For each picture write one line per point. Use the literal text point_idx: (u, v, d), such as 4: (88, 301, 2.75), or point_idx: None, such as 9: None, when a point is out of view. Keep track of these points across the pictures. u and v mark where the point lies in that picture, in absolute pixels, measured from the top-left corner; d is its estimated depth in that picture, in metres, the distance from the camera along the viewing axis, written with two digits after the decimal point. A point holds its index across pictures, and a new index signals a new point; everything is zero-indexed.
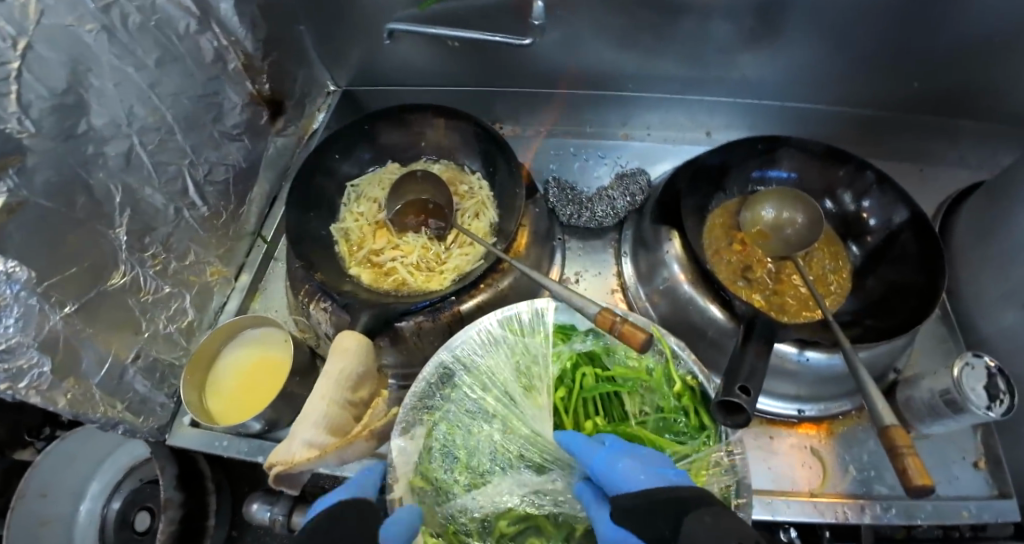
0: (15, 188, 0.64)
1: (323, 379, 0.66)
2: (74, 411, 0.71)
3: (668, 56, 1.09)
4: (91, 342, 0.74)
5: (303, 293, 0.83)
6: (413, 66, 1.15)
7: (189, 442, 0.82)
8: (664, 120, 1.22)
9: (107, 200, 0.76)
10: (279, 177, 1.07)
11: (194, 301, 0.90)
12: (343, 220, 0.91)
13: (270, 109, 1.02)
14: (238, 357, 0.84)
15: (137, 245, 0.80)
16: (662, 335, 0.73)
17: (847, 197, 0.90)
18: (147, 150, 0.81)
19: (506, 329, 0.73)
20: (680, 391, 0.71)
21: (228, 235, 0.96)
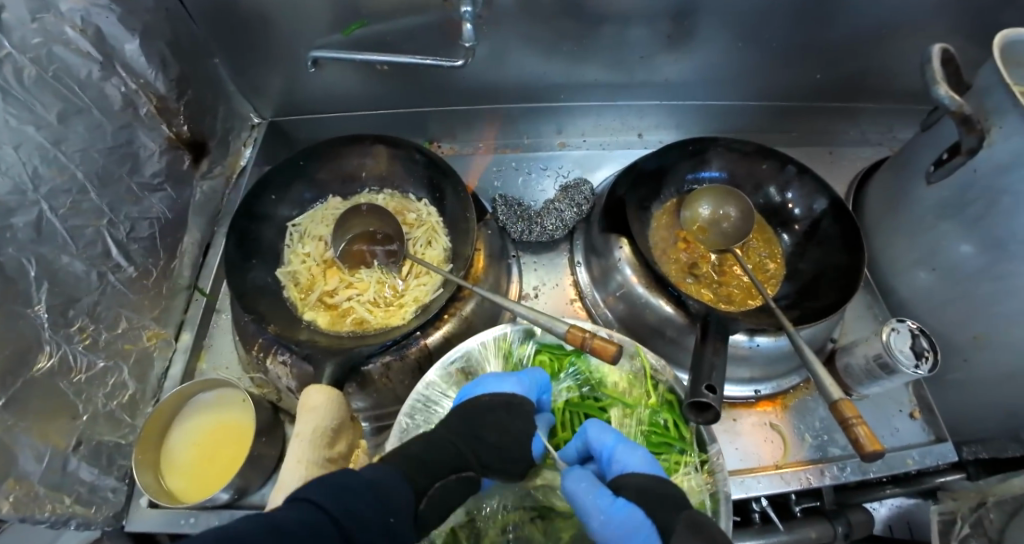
0: None
1: (296, 441, 0.63)
2: (20, 514, 0.66)
3: (593, 64, 1.12)
4: (23, 438, 0.67)
5: (258, 347, 0.79)
6: (342, 93, 1.12)
7: (151, 525, 0.76)
8: (596, 125, 1.25)
9: (21, 275, 0.70)
10: (211, 223, 1.01)
11: (134, 372, 0.83)
12: (289, 263, 0.87)
13: (192, 151, 0.96)
14: (193, 426, 0.79)
15: (61, 321, 0.73)
16: (642, 350, 0.76)
17: (773, 190, 0.96)
18: (59, 215, 0.74)
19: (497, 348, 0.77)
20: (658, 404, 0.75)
21: (163, 293, 0.89)
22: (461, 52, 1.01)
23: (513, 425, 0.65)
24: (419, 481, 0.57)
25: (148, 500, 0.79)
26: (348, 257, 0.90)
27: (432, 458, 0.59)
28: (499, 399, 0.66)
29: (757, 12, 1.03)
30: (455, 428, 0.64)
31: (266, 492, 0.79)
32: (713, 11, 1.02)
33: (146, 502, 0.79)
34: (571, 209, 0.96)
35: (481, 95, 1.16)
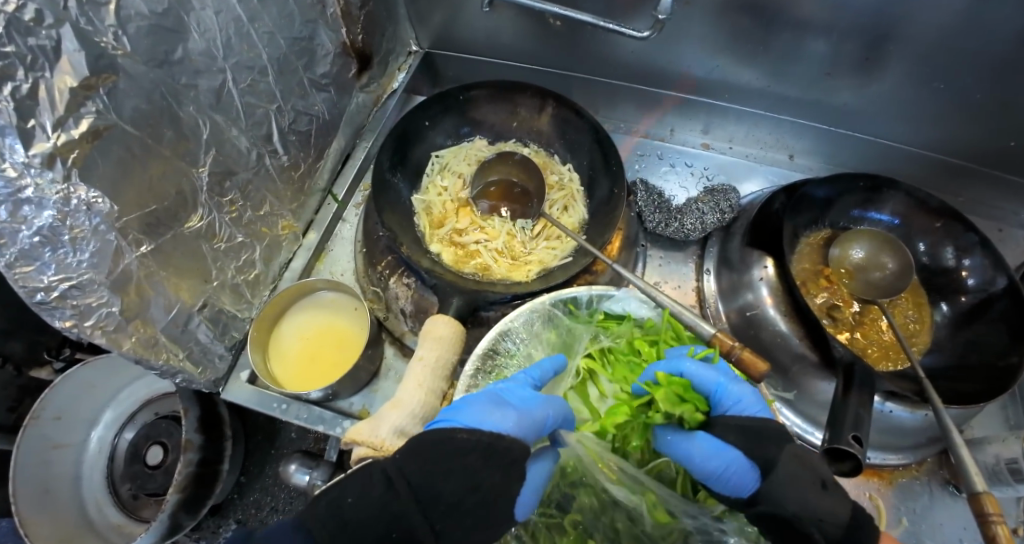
0: (104, 110, 0.60)
1: (418, 366, 0.62)
2: (137, 356, 0.68)
3: (770, 71, 1.04)
4: (161, 285, 0.70)
5: (384, 264, 0.80)
6: (506, 40, 1.10)
7: (246, 400, 0.80)
8: (748, 135, 1.17)
9: (194, 136, 0.71)
10: (355, 135, 1.02)
11: (263, 254, 0.86)
12: (425, 192, 0.87)
13: (358, 62, 0.97)
14: (303, 322, 0.82)
15: (217, 189, 0.76)
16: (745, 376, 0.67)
17: (948, 251, 0.87)
18: (238, 89, 0.76)
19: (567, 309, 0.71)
20: None
21: (303, 189, 0.91)
22: (646, 23, 0.97)
23: (481, 474, 0.49)
24: None
25: (248, 376, 0.82)
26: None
27: (358, 521, 0.45)
28: (475, 439, 0.50)
29: (978, 57, 0.92)
30: (407, 480, 0.48)
31: (354, 402, 0.80)
32: (930, 44, 0.92)
33: (245, 376, 0.82)
34: (714, 214, 0.90)
35: (640, 75, 1.12)
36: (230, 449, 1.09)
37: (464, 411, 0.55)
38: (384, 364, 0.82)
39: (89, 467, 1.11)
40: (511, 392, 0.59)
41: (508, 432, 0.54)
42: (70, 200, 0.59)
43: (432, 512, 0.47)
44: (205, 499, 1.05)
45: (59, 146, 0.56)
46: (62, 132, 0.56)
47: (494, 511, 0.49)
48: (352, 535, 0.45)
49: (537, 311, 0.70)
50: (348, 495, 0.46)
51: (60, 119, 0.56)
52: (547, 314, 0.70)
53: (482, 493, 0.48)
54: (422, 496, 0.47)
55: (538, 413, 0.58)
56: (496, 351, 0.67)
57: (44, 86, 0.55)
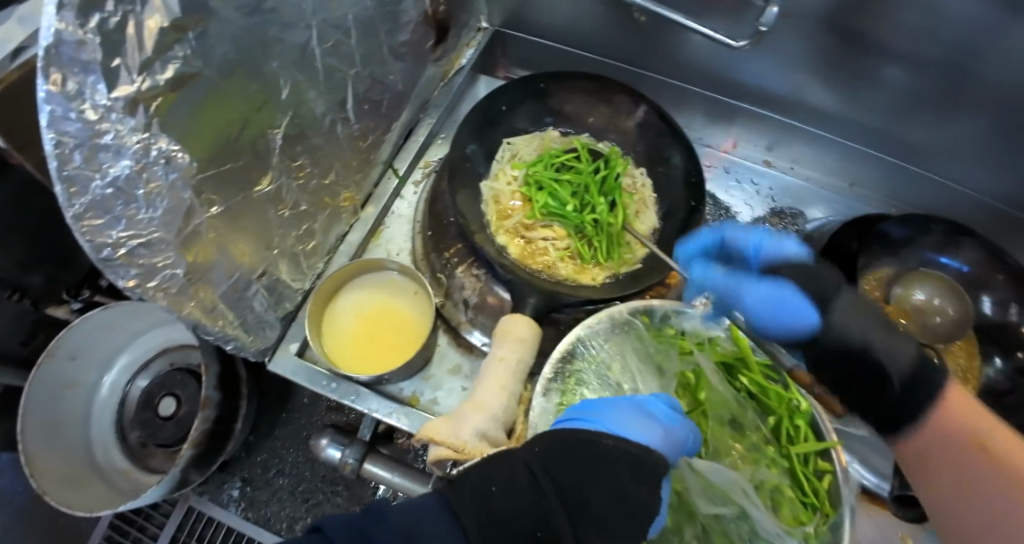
0: (191, 56, 0.56)
1: (497, 365, 0.60)
2: (195, 321, 0.65)
3: (851, 96, 1.02)
4: (226, 249, 0.67)
5: (453, 251, 0.77)
6: (583, 28, 1.06)
7: (293, 374, 0.77)
8: (813, 157, 1.14)
9: (275, 94, 0.67)
10: (421, 108, 0.98)
11: (323, 224, 0.82)
12: (494, 179, 0.83)
13: (436, 33, 0.92)
14: (360, 299, 0.79)
15: (289, 152, 0.72)
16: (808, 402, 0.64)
17: (1014, 307, 0.85)
18: (321, 49, 0.72)
19: (640, 319, 0.68)
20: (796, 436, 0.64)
21: (367, 160, 0.87)
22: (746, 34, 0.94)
23: (628, 487, 0.47)
24: None
25: (297, 348, 0.80)
26: (531, 182, 0.82)
27: (507, 515, 0.44)
28: (622, 449, 0.50)
29: None
30: (552, 479, 0.47)
31: (404, 388, 0.78)
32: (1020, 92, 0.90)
33: (294, 348, 0.80)
34: None
35: (713, 82, 1.08)
36: (244, 408, 1.07)
37: (610, 416, 0.56)
38: (438, 353, 0.80)
39: (99, 409, 1.08)
40: (651, 406, 0.59)
41: (656, 446, 0.54)
42: (150, 152, 0.55)
43: (576, 518, 0.46)
44: (215, 457, 1.03)
45: (143, 91, 0.52)
46: (147, 77, 0.52)
47: (639, 528, 0.47)
48: (499, 529, 0.44)
49: (613, 320, 0.67)
50: (494, 484, 0.46)
51: (147, 61, 0.52)
52: (622, 325, 0.67)
53: (629, 507, 0.47)
54: (568, 499, 0.46)
55: (678, 431, 0.58)
56: (571, 357, 0.64)
57: (134, 22, 0.49)
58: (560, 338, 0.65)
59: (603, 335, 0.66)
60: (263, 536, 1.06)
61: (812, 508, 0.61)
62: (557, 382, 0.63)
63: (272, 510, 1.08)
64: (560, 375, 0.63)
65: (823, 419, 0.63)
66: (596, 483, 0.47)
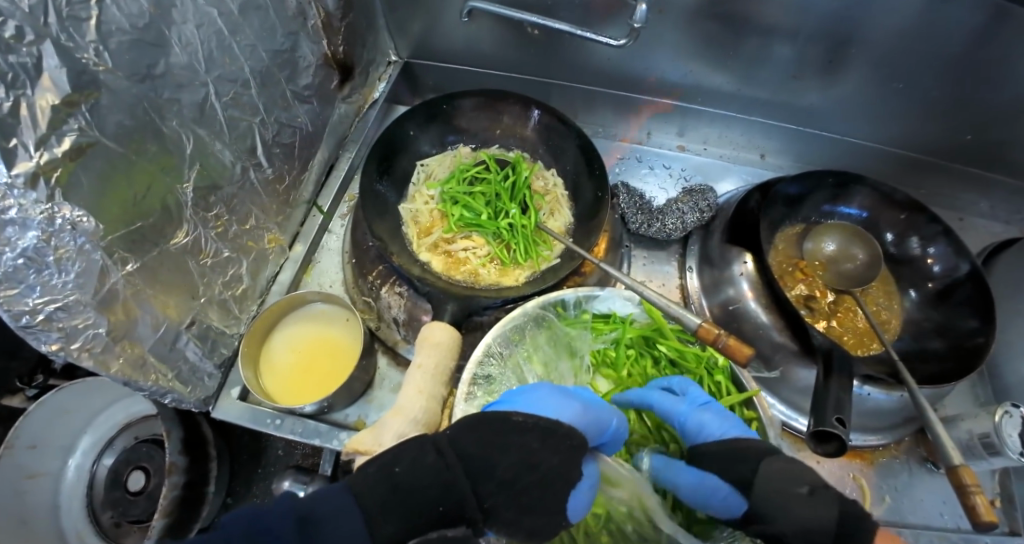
0: (86, 127, 0.59)
1: (417, 372, 0.62)
2: (125, 378, 0.66)
3: (742, 77, 1.08)
4: (148, 303, 0.69)
5: (375, 274, 0.80)
6: (484, 49, 1.11)
7: (238, 418, 0.79)
8: (721, 136, 1.20)
9: (178, 150, 0.71)
10: (338, 145, 1.01)
11: (250, 268, 0.85)
12: (411, 201, 0.88)
13: (340, 73, 0.97)
14: (294, 334, 0.81)
15: (202, 204, 0.75)
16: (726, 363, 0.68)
17: (913, 241, 0.92)
18: (221, 102, 0.75)
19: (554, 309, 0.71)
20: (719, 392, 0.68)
21: (288, 202, 0.91)
22: (622, 31, 1.00)
23: (537, 456, 0.51)
24: (385, 528, 0.48)
25: (239, 393, 0.81)
26: (445, 199, 0.86)
27: (409, 488, 0.48)
28: (531, 422, 0.52)
29: (932, 57, 0.97)
30: (458, 453, 0.50)
31: (350, 413, 0.80)
32: (886, 47, 0.97)
33: (236, 393, 0.81)
34: (694, 214, 0.92)
35: (617, 79, 1.14)
36: (216, 470, 1.06)
37: (526, 396, 0.57)
38: (378, 374, 0.82)
39: (67, 494, 1.07)
40: (571, 389, 0.61)
41: (570, 421, 0.55)
42: (55, 221, 0.57)
43: (483, 488, 0.50)
44: (190, 526, 1.01)
45: (43, 165, 0.55)
46: (44, 151, 0.55)
47: (551, 497, 0.51)
48: (403, 501, 0.48)
49: (526, 314, 0.70)
50: (399, 464, 0.49)
51: (42, 137, 0.55)
52: (537, 318, 0.71)
53: (540, 472, 0.51)
54: (474, 472, 0.50)
55: (601, 413, 0.60)
56: (492, 354, 0.67)
57: (26, 104, 0.54)
58: (479, 338, 0.68)
59: (520, 328, 0.70)
60: None
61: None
62: (482, 381, 0.65)
63: None
64: (483, 372, 0.66)
65: (742, 372, 0.68)
66: (502, 455, 0.50)
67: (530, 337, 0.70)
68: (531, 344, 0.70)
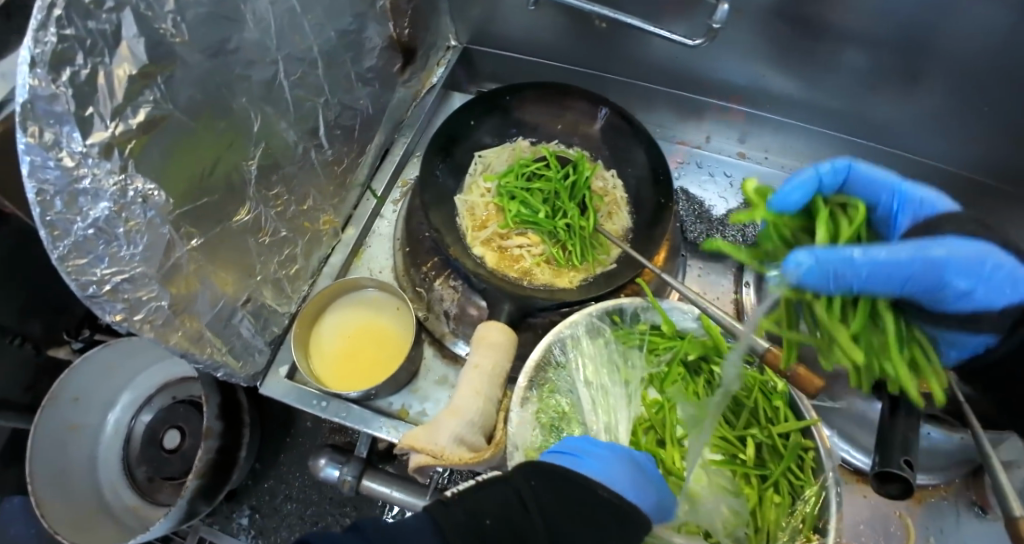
0: (160, 100, 0.59)
1: (473, 373, 0.61)
2: (183, 350, 0.67)
3: (812, 82, 1.03)
4: (208, 278, 0.69)
5: (430, 265, 0.79)
6: (546, 39, 1.09)
7: (284, 396, 0.79)
8: (784, 145, 1.15)
9: (245, 127, 0.70)
10: (394, 129, 1.00)
11: (304, 248, 0.85)
12: (467, 192, 0.87)
13: (403, 56, 0.95)
14: (344, 319, 0.81)
15: (264, 183, 0.75)
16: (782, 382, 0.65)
17: None
18: (289, 81, 0.75)
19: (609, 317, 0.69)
20: (773, 418, 0.65)
21: (344, 184, 0.90)
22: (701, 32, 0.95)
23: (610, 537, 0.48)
24: None
25: (287, 371, 0.81)
26: (502, 192, 0.85)
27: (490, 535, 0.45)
28: (614, 499, 0.50)
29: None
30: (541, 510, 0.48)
31: (394, 402, 0.80)
32: (966, 65, 0.90)
33: (284, 371, 0.82)
34: None
35: (680, 77, 1.10)
36: (248, 436, 1.08)
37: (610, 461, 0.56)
38: (424, 365, 0.82)
39: (105, 447, 1.11)
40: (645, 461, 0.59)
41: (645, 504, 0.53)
42: (127, 192, 0.58)
43: None
44: (220, 489, 1.04)
45: (117, 135, 0.55)
46: (120, 121, 0.55)
47: None
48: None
49: (582, 322, 0.68)
50: (486, 512, 0.46)
51: (119, 107, 0.55)
52: (595, 329, 0.69)
53: None
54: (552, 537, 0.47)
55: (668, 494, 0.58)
56: (549, 361, 0.66)
57: (103, 72, 0.52)
58: (536, 342, 0.66)
59: (575, 337, 0.67)
60: None
61: (799, 485, 0.62)
62: (534, 389, 0.64)
63: (283, 536, 1.10)
64: (538, 377, 0.64)
65: (802, 399, 0.64)
66: (580, 529, 0.47)
67: (583, 347, 0.68)
68: (586, 354, 0.68)
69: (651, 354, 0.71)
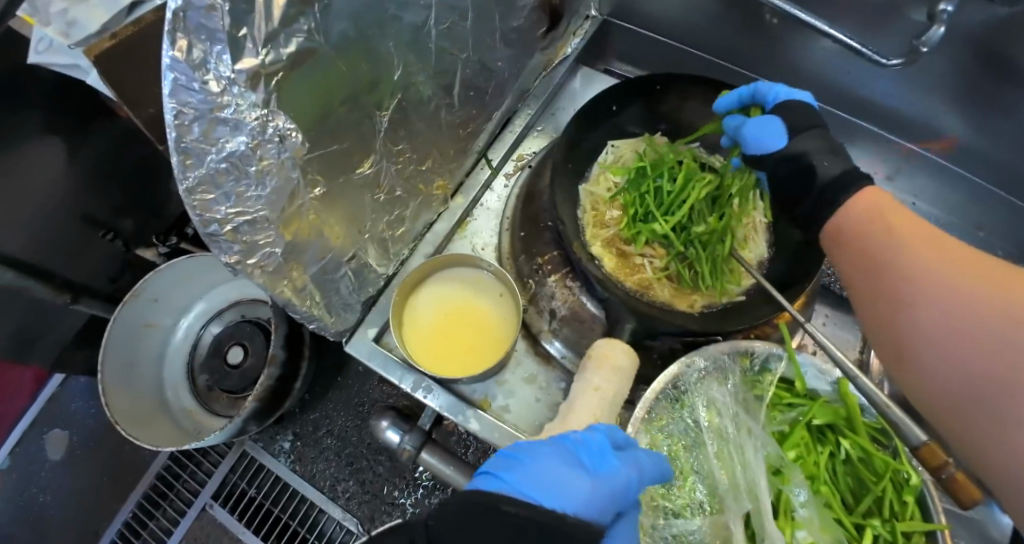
0: (314, 33, 0.53)
1: (594, 396, 0.57)
2: (286, 299, 0.64)
3: (992, 129, 0.87)
4: (322, 230, 0.65)
5: (546, 258, 0.75)
6: (701, 25, 0.98)
7: (370, 360, 0.76)
8: (939, 194, 0.99)
9: (387, 75, 0.65)
10: (521, 97, 0.93)
11: (414, 211, 0.80)
12: (594, 183, 0.80)
13: (550, 19, 0.87)
14: (444, 292, 0.77)
15: (392, 137, 0.70)
16: (918, 473, 0.58)
17: None
18: (437, 30, 0.68)
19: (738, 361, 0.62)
20: (900, 512, 0.58)
21: (464, 149, 0.84)
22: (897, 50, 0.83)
23: None
24: None
25: (375, 334, 0.78)
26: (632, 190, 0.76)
27: None
28: (531, 518, 0.43)
29: None
30: None
31: (476, 389, 0.75)
32: None
33: (373, 334, 0.78)
34: None
35: (838, 95, 0.96)
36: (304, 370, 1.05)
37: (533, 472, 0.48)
38: (515, 358, 0.77)
39: (173, 352, 1.13)
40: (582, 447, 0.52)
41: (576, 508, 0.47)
42: (266, 129, 0.53)
43: None
44: (272, 413, 1.02)
45: (266, 65, 0.50)
46: (270, 50, 0.50)
47: None
48: None
49: (710, 360, 0.61)
50: None
51: (273, 33, 0.49)
52: (719, 367, 0.62)
53: None
54: None
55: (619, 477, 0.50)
56: (667, 397, 0.60)
57: None
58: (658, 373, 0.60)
59: (699, 379, 0.61)
60: (307, 491, 1.05)
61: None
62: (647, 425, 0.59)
63: (319, 469, 1.06)
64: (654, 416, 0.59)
65: (934, 500, 0.57)
66: None
67: (705, 388, 0.61)
68: (707, 395, 0.61)
69: (774, 409, 0.64)
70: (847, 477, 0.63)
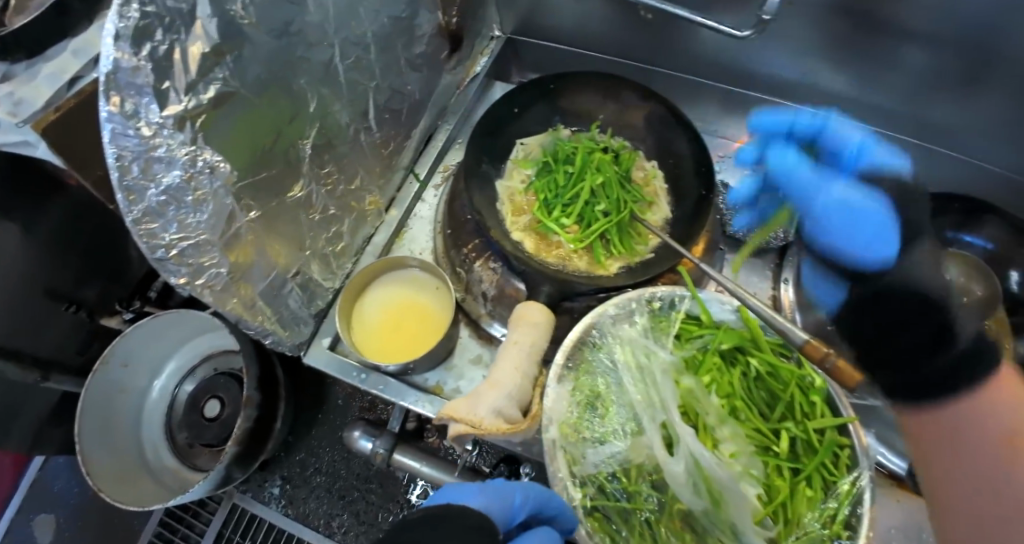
0: (229, 78, 0.62)
1: (516, 350, 0.65)
2: (237, 315, 0.71)
3: (870, 77, 0.96)
4: (263, 249, 0.72)
5: (471, 247, 0.82)
6: (591, 30, 1.09)
7: (325, 366, 0.83)
8: None
9: (303, 106, 0.73)
10: (439, 115, 1.03)
11: (350, 227, 0.88)
12: (508, 178, 0.88)
13: (451, 43, 0.98)
14: (385, 295, 0.84)
15: (317, 161, 0.78)
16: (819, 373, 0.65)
17: None
18: (344, 64, 0.77)
19: (645, 304, 0.70)
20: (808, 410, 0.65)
21: (390, 166, 0.93)
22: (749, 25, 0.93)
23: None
24: None
25: (329, 343, 0.85)
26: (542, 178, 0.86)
27: None
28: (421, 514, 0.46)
29: None
30: None
31: (429, 378, 0.82)
32: None
33: (326, 343, 0.85)
34: None
35: (723, 73, 1.07)
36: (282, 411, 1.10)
37: None
38: (459, 344, 0.84)
39: (151, 411, 1.17)
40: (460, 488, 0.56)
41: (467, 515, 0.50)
42: (197, 162, 0.61)
43: None
44: (254, 456, 1.05)
45: (190, 109, 0.58)
46: (193, 97, 0.58)
47: None
48: None
49: (620, 307, 0.70)
50: None
51: (192, 83, 0.57)
52: (628, 311, 0.70)
53: None
54: None
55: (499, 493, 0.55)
56: (586, 343, 0.68)
57: (180, 49, 0.55)
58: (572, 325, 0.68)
59: (611, 324, 0.69)
60: (304, 532, 1.08)
61: (832, 480, 0.62)
62: (569, 367, 0.67)
63: (311, 508, 1.11)
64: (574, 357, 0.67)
65: (839, 396, 0.64)
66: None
67: (619, 332, 0.69)
68: (621, 338, 0.69)
69: (685, 340, 0.71)
70: (763, 392, 0.69)
